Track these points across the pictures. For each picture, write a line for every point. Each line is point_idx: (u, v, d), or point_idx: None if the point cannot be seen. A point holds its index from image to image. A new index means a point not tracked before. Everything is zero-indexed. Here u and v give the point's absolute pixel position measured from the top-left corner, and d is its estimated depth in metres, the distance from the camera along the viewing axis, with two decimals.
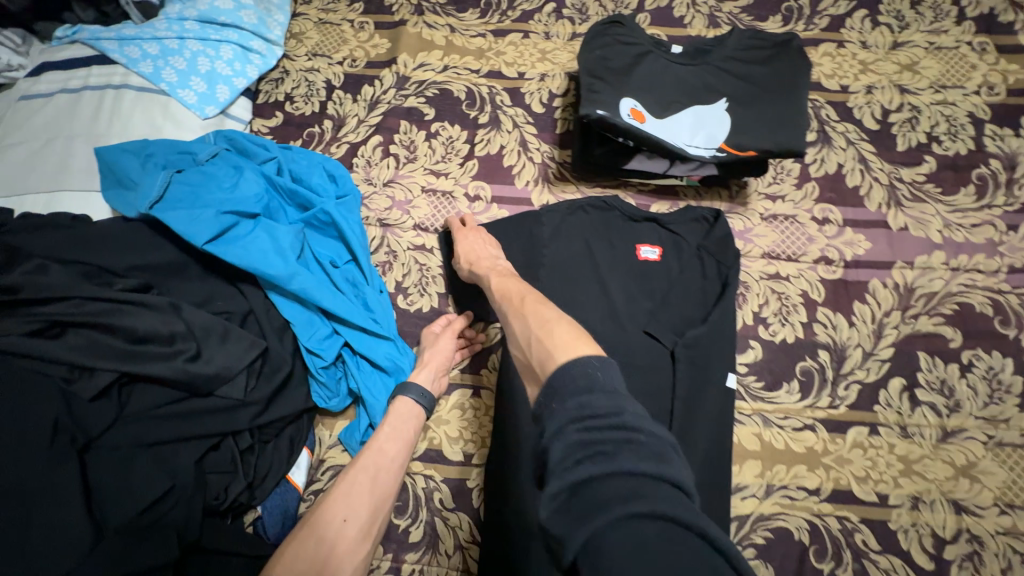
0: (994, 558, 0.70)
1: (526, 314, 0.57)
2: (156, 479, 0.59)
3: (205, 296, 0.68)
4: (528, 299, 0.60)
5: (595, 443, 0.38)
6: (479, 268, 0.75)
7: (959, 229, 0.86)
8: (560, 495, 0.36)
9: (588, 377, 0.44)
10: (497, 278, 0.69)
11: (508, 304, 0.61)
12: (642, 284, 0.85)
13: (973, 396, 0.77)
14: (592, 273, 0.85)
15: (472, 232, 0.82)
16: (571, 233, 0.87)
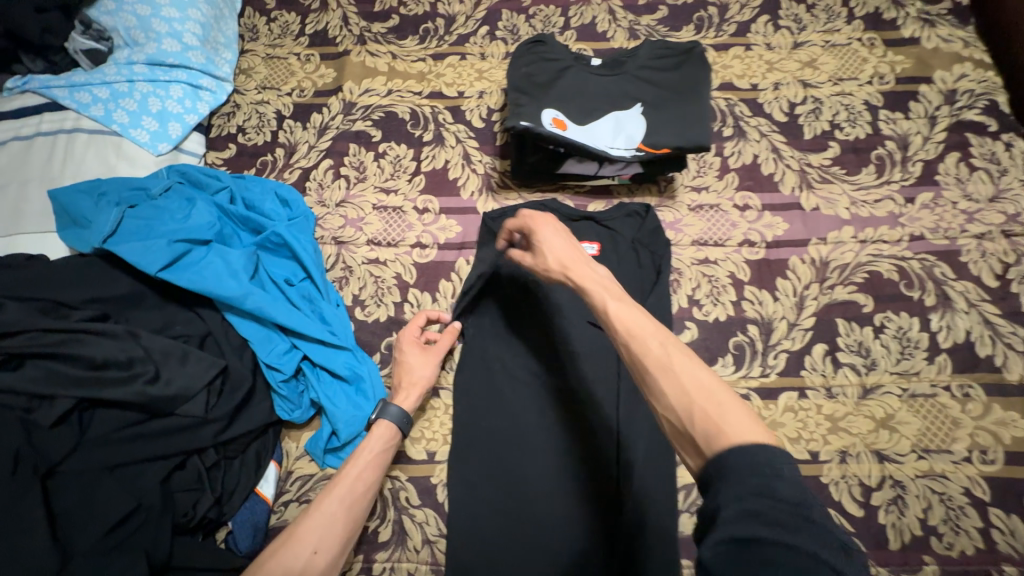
0: (916, 500, 0.77)
1: (678, 375, 0.50)
2: (121, 500, 0.61)
3: (163, 322, 0.71)
4: (675, 354, 0.52)
5: (766, 513, 0.40)
6: (578, 279, 0.64)
7: (864, 205, 0.95)
8: (723, 545, 0.40)
9: (772, 465, 0.43)
10: (619, 304, 0.58)
11: (652, 351, 0.52)
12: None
13: (887, 354, 0.85)
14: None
15: (551, 225, 0.71)
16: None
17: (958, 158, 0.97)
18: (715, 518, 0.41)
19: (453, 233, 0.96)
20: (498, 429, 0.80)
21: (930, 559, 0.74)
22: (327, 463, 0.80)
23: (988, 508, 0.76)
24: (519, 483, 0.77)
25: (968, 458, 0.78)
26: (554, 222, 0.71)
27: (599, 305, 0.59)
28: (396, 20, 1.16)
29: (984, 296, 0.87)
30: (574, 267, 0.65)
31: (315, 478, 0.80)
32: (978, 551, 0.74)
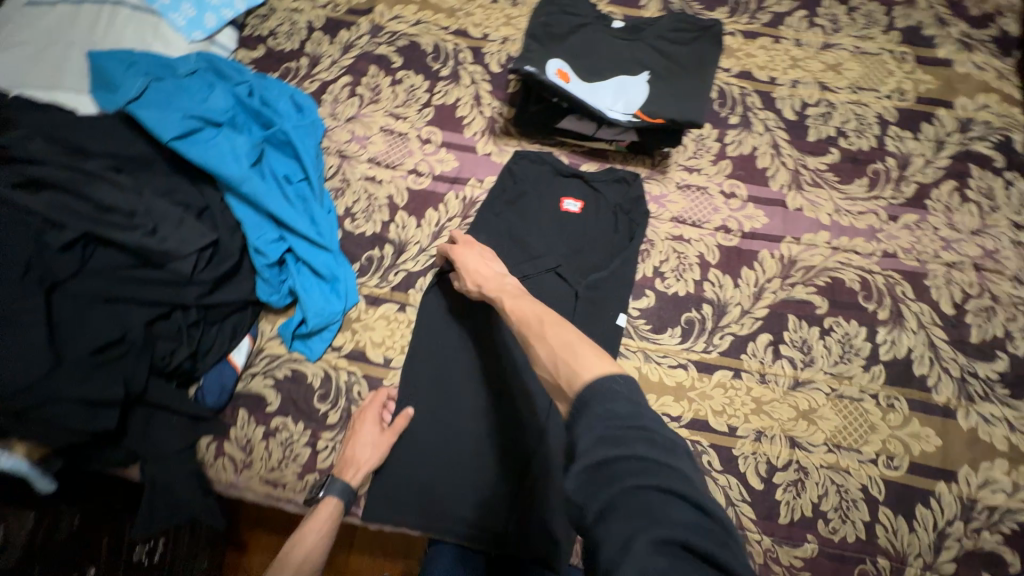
0: (814, 485, 0.83)
1: (549, 339, 0.63)
2: (108, 327, 0.71)
3: (169, 187, 0.79)
4: (549, 322, 0.65)
5: (609, 436, 0.48)
6: (484, 287, 0.79)
7: (847, 215, 0.97)
8: (583, 473, 0.47)
9: (611, 389, 0.53)
10: (512, 299, 0.73)
11: (529, 328, 0.66)
12: (561, 230, 0.96)
13: (827, 355, 0.89)
14: (520, 216, 0.97)
15: (473, 249, 0.85)
16: (508, 178, 0.99)
17: (953, 186, 0.97)
18: (575, 453, 0.49)
19: (448, 168, 1.02)
20: (441, 348, 0.89)
21: (812, 538, 0.81)
22: (294, 347, 0.90)
23: (878, 506, 0.82)
24: (455, 398, 0.86)
25: (873, 460, 0.84)
26: (472, 247, 0.85)
27: (499, 304, 0.74)
28: None
29: (936, 321, 0.90)
30: (490, 283, 0.79)
31: (282, 359, 0.89)
32: (858, 541, 0.81)
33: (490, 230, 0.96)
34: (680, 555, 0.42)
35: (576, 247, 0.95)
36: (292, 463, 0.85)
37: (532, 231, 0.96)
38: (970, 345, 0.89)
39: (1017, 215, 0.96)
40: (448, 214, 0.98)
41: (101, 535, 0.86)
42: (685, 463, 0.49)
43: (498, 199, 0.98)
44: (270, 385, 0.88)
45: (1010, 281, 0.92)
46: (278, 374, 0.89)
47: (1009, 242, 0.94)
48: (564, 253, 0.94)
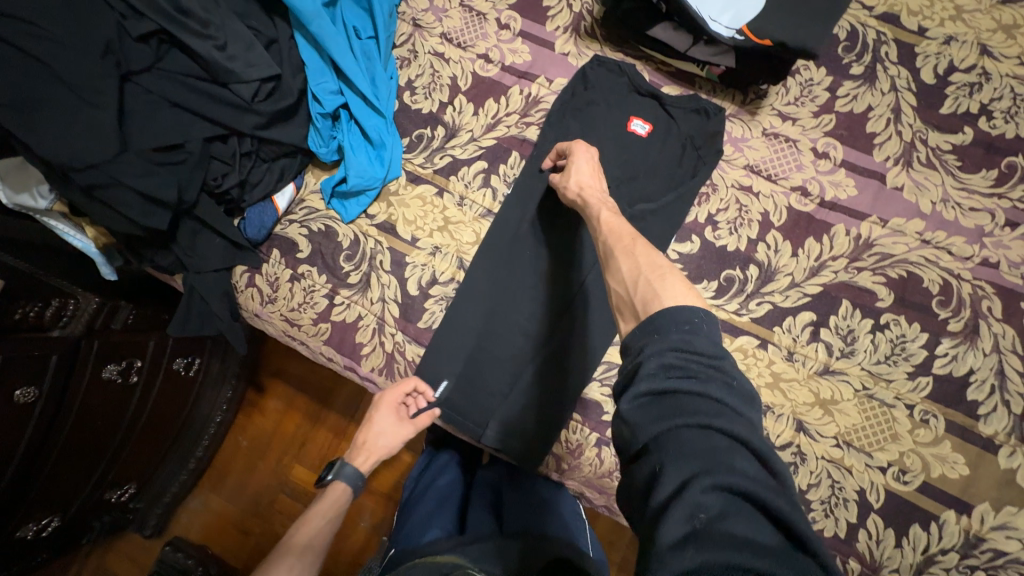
0: (807, 474, 0.78)
1: (637, 257, 0.59)
2: (172, 131, 0.75)
3: (244, 11, 0.79)
4: (641, 245, 0.61)
5: (685, 367, 0.45)
6: (588, 198, 0.75)
7: (955, 208, 0.83)
8: (644, 397, 0.46)
9: (693, 322, 0.49)
10: (611, 217, 0.69)
11: (618, 242, 0.63)
12: (620, 152, 0.90)
13: (870, 351, 0.81)
14: (583, 128, 0.91)
15: (587, 155, 0.81)
16: (581, 84, 0.91)
17: None
18: (637, 375, 0.47)
19: (520, 60, 0.95)
20: (483, 242, 0.89)
21: None
22: (332, 205, 0.92)
23: (870, 512, 0.77)
24: (473, 289, 0.88)
25: (882, 468, 0.78)
26: (591, 154, 0.81)
27: (594, 214, 0.71)
28: None
29: (1016, 349, 0.78)
30: (591, 193, 0.75)
31: (318, 213, 0.92)
32: (835, 538, 0.77)
33: (550, 136, 0.91)
34: (739, 499, 0.40)
35: (632, 173, 0.89)
36: (310, 309, 0.91)
37: (591, 147, 0.90)
38: None
39: None
40: (508, 109, 0.94)
41: (149, 338, 0.96)
42: (758, 418, 0.45)
43: (565, 105, 0.91)
44: (304, 234, 0.92)
45: None
46: (312, 226, 0.92)
47: None
48: (619, 178, 0.89)
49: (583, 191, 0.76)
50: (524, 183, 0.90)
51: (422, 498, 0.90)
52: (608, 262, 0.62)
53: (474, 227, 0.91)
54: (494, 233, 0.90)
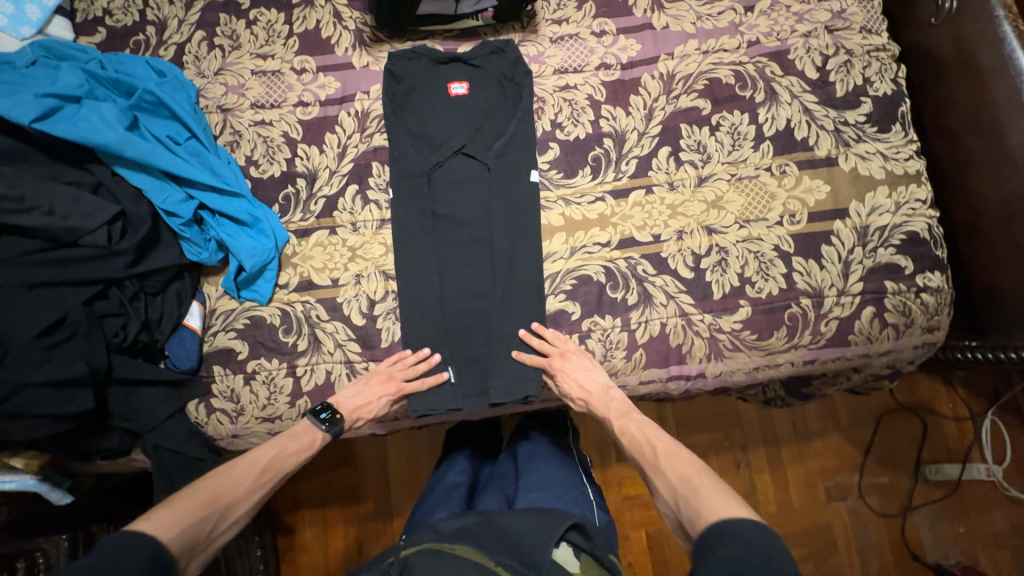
0: (735, 260, 0.93)
1: (665, 473, 0.76)
2: (46, 311, 0.74)
3: (53, 172, 0.79)
4: (663, 454, 0.78)
5: (747, 549, 0.59)
6: (593, 405, 0.89)
7: (709, 19, 1.02)
8: None
9: (739, 535, 0.61)
10: (625, 423, 0.85)
11: (644, 458, 0.80)
12: (456, 116, 1.01)
13: (720, 148, 0.97)
14: (418, 113, 1.01)
15: (574, 357, 0.90)
16: (395, 80, 1.01)
17: None
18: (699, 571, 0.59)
19: (332, 90, 1.02)
20: (395, 247, 0.95)
21: (745, 303, 0.92)
22: (244, 296, 0.93)
23: (792, 257, 0.93)
24: (412, 284, 0.94)
25: (779, 223, 0.94)
26: (575, 351, 0.91)
27: (607, 426, 0.87)
28: None
29: (805, 88, 0.98)
30: (595, 395, 0.88)
31: (236, 311, 0.93)
32: (781, 291, 0.92)
33: (395, 131, 0.99)
34: None
35: (475, 125, 1.01)
36: (281, 394, 0.91)
37: (433, 125, 1.01)
38: (839, 100, 0.98)
39: None
40: (347, 133, 1.00)
41: None
42: None
43: (392, 101, 1.01)
44: (234, 336, 0.92)
45: (860, 33, 1.01)
46: (238, 325, 0.92)
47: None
48: (469, 135, 1.00)
49: (588, 400, 0.89)
50: (408, 168, 0.98)
51: (428, 492, 1.02)
52: (647, 482, 0.78)
53: (378, 239, 0.96)
54: (396, 232, 0.96)
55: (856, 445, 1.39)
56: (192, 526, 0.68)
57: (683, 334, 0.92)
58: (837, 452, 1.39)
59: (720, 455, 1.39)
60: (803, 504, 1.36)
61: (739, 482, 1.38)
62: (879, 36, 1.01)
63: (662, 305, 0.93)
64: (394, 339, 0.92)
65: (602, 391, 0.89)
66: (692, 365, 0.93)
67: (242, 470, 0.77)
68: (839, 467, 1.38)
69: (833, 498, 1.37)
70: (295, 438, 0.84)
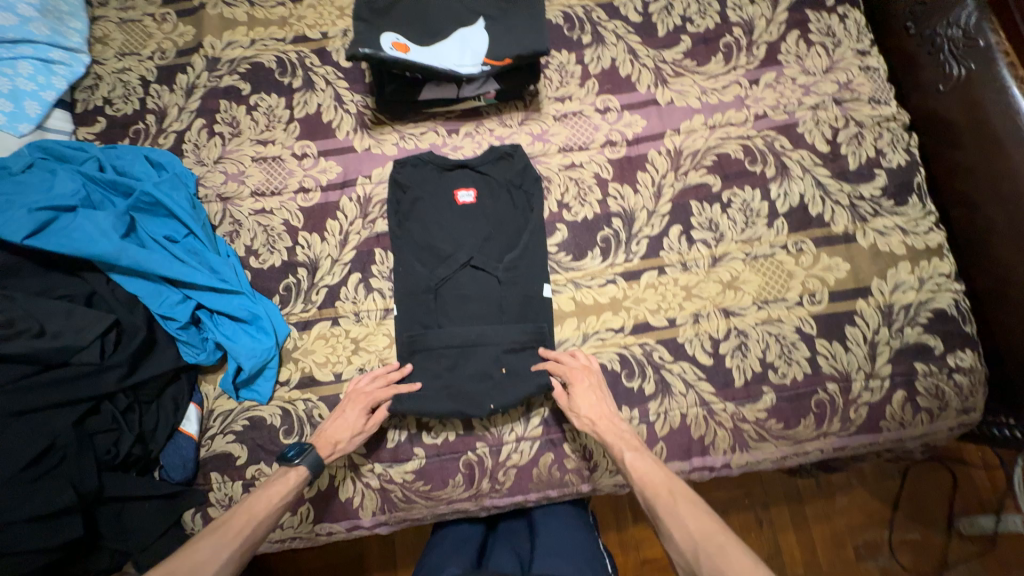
0: (756, 344, 0.89)
1: (682, 521, 0.67)
2: (35, 439, 0.70)
3: (46, 286, 0.76)
4: (679, 499, 0.69)
5: None
6: (604, 428, 0.80)
7: (714, 93, 1.01)
8: None
9: None
10: (635, 456, 0.76)
11: (658, 500, 0.70)
12: (464, 230, 0.96)
13: (733, 226, 0.95)
14: (424, 227, 0.97)
15: (587, 379, 0.85)
16: (402, 193, 0.98)
17: (798, 35, 1.03)
18: None
19: (333, 174, 1.00)
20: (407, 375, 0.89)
21: (768, 389, 0.88)
22: (243, 396, 0.89)
23: (815, 340, 0.89)
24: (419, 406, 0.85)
25: (799, 303, 0.90)
26: (589, 374, 0.85)
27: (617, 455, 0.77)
28: None
29: (817, 161, 0.96)
30: (600, 420, 0.81)
31: (234, 412, 0.88)
32: (806, 376, 0.88)
33: (402, 250, 0.95)
34: None
35: (484, 236, 0.96)
36: None
37: (440, 239, 0.96)
38: (851, 173, 0.96)
39: (859, 43, 1.03)
40: (348, 219, 0.98)
41: None
42: None
43: (399, 215, 0.97)
44: (232, 440, 0.87)
45: (868, 104, 0.99)
46: (236, 427, 0.88)
47: (859, 70, 1.01)
48: (478, 248, 0.95)
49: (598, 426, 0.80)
50: (416, 289, 0.93)
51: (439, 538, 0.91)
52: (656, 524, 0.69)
53: (382, 330, 0.92)
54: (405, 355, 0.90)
55: (883, 498, 1.32)
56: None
57: (705, 425, 0.88)
58: (864, 508, 1.31)
59: (740, 512, 1.31)
60: (832, 566, 1.28)
61: (764, 542, 1.30)
62: (888, 106, 1.00)
63: (681, 394, 0.88)
64: (399, 438, 0.88)
65: (608, 418, 0.81)
66: (716, 456, 0.88)
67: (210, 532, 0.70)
68: (867, 523, 1.30)
69: (863, 558, 1.28)
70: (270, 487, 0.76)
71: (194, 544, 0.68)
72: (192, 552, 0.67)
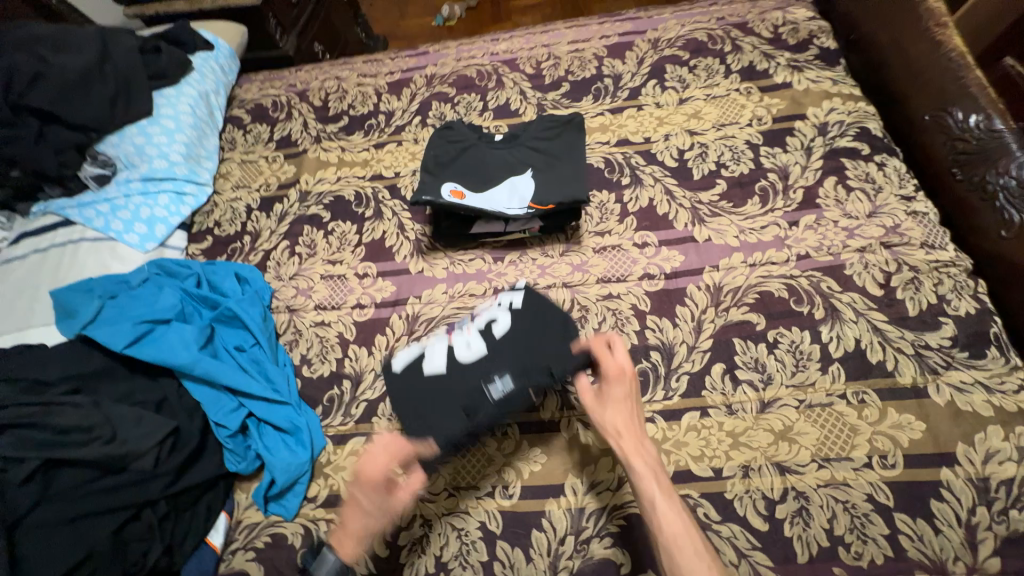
0: (820, 510, 0.79)
1: (662, 512, 0.72)
2: (75, 547, 0.74)
3: (127, 392, 0.88)
4: (677, 520, 0.71)
5: None
6: (628, 441, 0.79)
7: (752, 232, 1.04)
8: None
9: None
10: (636, 448, 0.78)
11: (647, 490, 0.74)
12: (485, 377, 0.88)
13: (782, 368, 0.90)
14: (442, 379, 0.89)
15: (619, 387, 0.83)
16: (434, 359, 0.92)
17: (835, 181, 1.07)
18: None
19: (388, 292, 1.11)
20: (430, 505, 0.87)
21: (839, 572, 0.75)
22: (270, 510, 0.89)
23: (893, 514, 0.77)
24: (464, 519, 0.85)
25: (868, 464, 0.80)
26: (621, 344, 0.87)
27: (619, 440, 0.79)
28: (346, 119, 1.41)
29: (870, 305, 0.92)
30: (631, 443, 0.79)
31: (260, 525, 0.88)
32: (887, 560, 0.75)
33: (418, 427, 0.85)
34: None
35: (516, 359, 0.89)
36: None
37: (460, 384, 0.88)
38: (912, 319, 0.90)
39: (901, 189, 1.04)
40: (395, 335, 1.05)
41: None
42: None
43: (423, 426, 0.87)
44: (251, 558, 0.85)
45: (921, 249, 0.97)
46: (258, 544, 0.87)
47: (906, 214, 1.01)
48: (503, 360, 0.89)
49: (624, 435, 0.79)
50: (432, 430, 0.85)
51: None
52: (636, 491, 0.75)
53: None
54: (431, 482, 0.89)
55: None
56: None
57: None
58: None
59: None
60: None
61: None
62: (944, 250, 0.96)
63: (732, 565, 0.77)
64: None
65: (637, 440, 0.79)
66: None
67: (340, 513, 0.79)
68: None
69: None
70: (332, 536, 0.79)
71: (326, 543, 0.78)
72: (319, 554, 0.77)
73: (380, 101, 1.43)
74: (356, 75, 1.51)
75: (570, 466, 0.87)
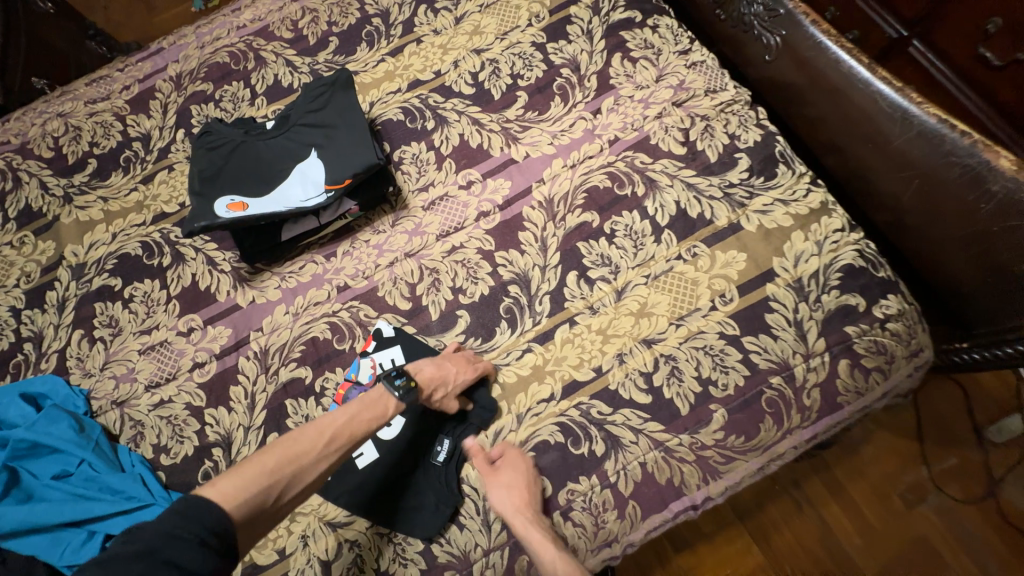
0: (687, 363, 0.86)
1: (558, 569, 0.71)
2: None
3: None
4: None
5: None
6: (526, 521, 0.76)
7: (563, 135, 1.03)
8: None
9: None
10: (521, 508, 0.77)
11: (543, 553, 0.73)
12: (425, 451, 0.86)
13: (624, 253, 0.94)
14: (381, 467, 0.84)
15: (514, 464, 0.81)
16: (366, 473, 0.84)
17: (621, 57, 1.07)
18: None
19: (225, 338, 0.97)
20: (351, 528, 0.83)
21: (716, 407, 0.84)
22: None
23: (741, 340, 0.86)
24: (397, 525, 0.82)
25: (713, 307, 0.88)
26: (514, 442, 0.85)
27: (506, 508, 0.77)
28: (94, 163, 1.15)
29: (679, 166, 0.97)
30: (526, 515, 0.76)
31: None
32: (747, 379, 0.84)
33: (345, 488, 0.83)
34: None
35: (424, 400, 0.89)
36: None
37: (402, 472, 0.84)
38: (714, 165, 0.97)
39: (678, 46, 1.07)
40: (250, 379, 0.94)
41: None
42: None
43: (393, 522, 0.82)
44: None
45: (707, 96, 1.02)
46: None
47: (686, 69, 1.05)
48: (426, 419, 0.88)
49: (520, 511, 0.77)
50: (382, 498, 0.83)
51: None
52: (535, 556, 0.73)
53: None
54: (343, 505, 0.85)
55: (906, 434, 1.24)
56: (252, 500, 0.63)
57: (668, 467, 0.82)
58: (891, 449, 1.23)
59: (777, 500, 1.22)
60: (884, 522, 1.18)
61: (810, 527, 1.19)
62: (725, 92, 1.03)
63: (632, 444, 0.83)
64: None
65: (527, 510, 0.77)
66: (693, 493, 0.82)
67: (320, 430, 0.71)
68: (901, 466, 1.22)
69: (913, 503, 1.19)
70: (369, 403, 0.77)
71: (296, 435, 0.69)
72: (288, 443, 0.68)
73: (126, 126, 1.18)
74: (85, 104, 1.22)
75: (474, 427, 0.88)
